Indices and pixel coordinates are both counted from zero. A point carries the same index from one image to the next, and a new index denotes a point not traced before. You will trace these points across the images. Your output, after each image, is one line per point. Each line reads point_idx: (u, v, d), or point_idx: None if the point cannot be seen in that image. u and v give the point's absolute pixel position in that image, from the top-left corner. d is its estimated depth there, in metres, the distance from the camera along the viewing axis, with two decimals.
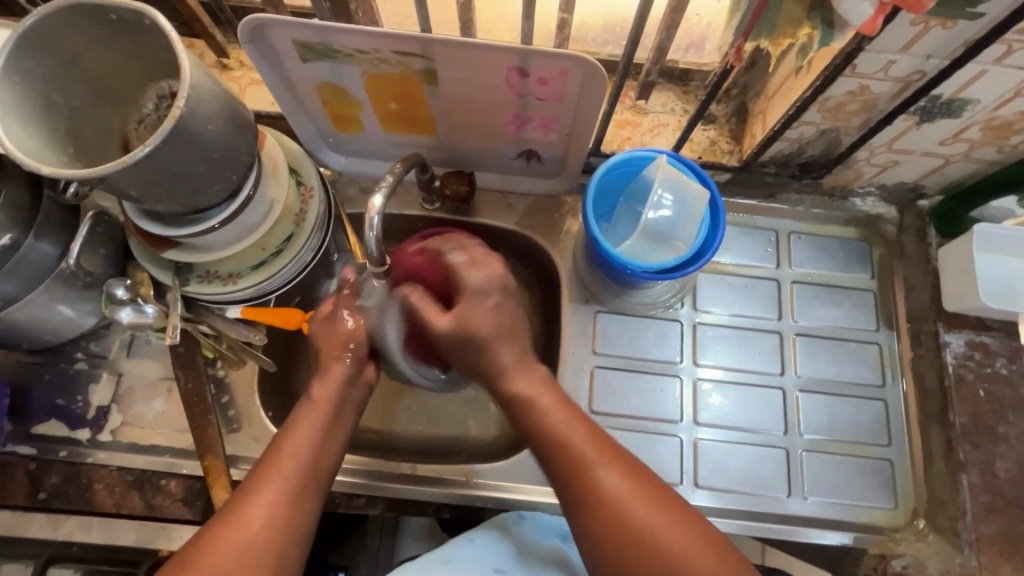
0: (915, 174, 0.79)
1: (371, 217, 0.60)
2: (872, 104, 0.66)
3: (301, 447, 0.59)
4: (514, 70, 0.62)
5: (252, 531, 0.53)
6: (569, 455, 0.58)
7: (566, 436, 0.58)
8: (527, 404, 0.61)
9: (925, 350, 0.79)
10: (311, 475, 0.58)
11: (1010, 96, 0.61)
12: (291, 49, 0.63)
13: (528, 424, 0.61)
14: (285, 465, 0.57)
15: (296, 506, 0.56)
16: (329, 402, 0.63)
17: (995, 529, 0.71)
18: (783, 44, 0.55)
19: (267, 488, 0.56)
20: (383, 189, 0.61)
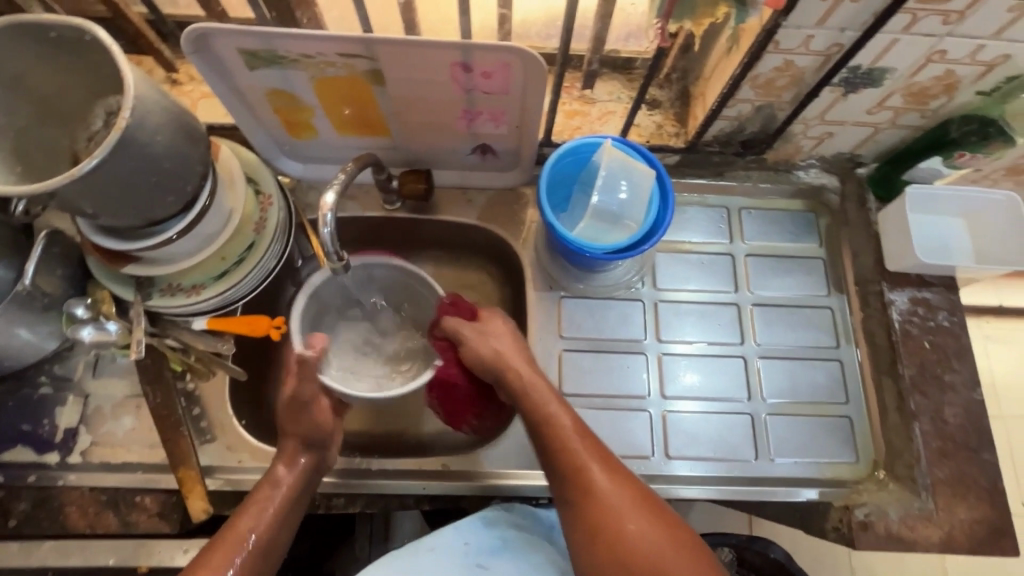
0: (850, 144, 0.83)
1: (324, 213, 0.61)
2: (800, 79, 0.69)
3: (257, 521, 0.64)
4: (458, 66, 0.64)
5: None
6: (572, 460, 0.63)
7: (570, 437, 0.65)
8: (541, 410, 0.67)
9: (873, 309, 0.83)
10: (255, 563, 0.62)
11: (923, 62, 0.66)
12: (237, 59, 0.64)
13: (538, 431, 0.67)
14: (234, 551, 0.61)
15: None
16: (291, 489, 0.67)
17: (948, 472, 0.74)
18: (705, 23, 0.59)
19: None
20: (336, 186, 0.62)
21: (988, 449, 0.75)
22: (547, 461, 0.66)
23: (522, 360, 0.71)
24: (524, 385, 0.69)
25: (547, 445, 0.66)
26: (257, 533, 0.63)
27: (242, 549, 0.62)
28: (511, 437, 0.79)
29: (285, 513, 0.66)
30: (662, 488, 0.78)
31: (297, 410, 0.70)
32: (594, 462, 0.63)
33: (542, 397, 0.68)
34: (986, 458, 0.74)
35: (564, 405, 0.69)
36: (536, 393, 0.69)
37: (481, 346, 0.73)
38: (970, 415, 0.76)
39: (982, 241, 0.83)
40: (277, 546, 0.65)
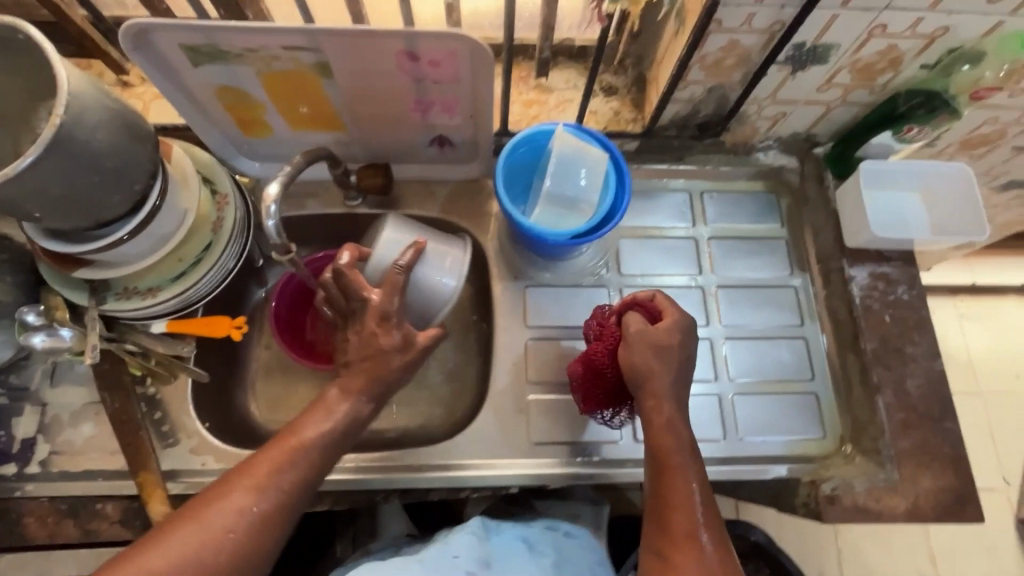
0: (804, 124, 0.84)
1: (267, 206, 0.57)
2: (747, 58, 0.70)
3: (311, 450, 0.59)
4: (404, 55, 0.64)
5: (213, 527, 0.53)
6: (674, 479, 0.61)
7: (682, 460, 0.62)
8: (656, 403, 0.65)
9: (835, 286, 0.84)
10: (293, 492, 0.58)
11: (865, 37, 0.66)
12: (180, 54, 0.63)
13: (650, 433, 0.64)
14: (276, 467, 0.57)
15: (266, 519, 0.56)
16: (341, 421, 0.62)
17: (912, 443, 0.75)
18: None
19: (242, 484, 0.56)
20: (279, 177, 0.58)
21: (951, 418, 0.75)
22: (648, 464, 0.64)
23: (664, 356, 0.66)
24: (654, 394, 0.65)
25: (658, 451, 0.63)
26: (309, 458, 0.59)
27: (291, 469, 0.58)
28: (479, 428, 0.78)
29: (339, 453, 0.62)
30: (633, 472, 0.77)
31: (383, 357, 0.63)
32: (691, 495, 0.60)
33: (675, 411, 0.65)
34: (949, 426, 0.75)
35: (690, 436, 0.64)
36: (670, 409, 0.65)
37: (641, 349, 0.66)
38: (932, 385, 0.77)
39: (938, 213, 0.84)
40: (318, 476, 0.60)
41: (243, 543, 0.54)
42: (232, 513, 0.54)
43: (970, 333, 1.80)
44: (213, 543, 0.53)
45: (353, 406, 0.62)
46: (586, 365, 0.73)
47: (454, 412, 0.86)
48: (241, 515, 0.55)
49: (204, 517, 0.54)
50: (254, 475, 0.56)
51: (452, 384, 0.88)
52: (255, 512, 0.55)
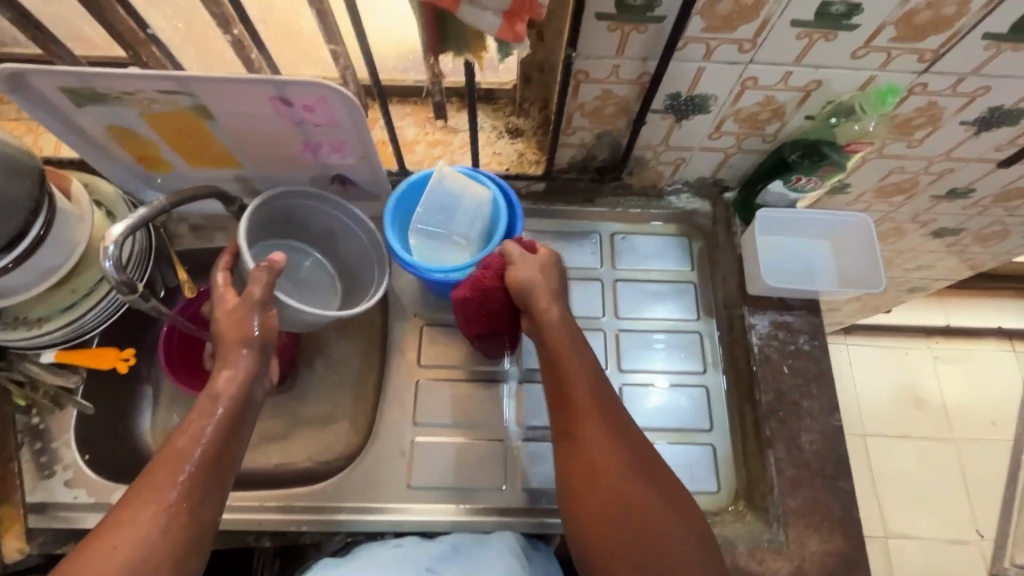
0: (708, 169, 0.84)
1: (106, 245, 0.58)
2: (626, 107, 0.70)
3: (213, 414, 0.58)
4: (278, 100, 0.66)
5: (125, 555, 0.49)
6: (592, 433, 0.60)
7: (594, 408, 0.62)
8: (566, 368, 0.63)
9: (737, 334, 0.82)
10: (204, 482, 0.55)
11: (740, 89, 0.66)
12: (61, 96, 0.65)
13: (557, 390, 0.63)
14: (179, 468, 0.54)
15: (182, 519, 0.53)
16: (234, 398, 0.59)
17: (801, 502, 0.72)
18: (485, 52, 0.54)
19: (145, 506, 0.52)
20: (129, 218, 0.59)
21: (845, 477, 0.73)
22: (561, 422, 0.63)
23: (554, 302, 0.67)
24: (556, 347, 0.64)
25: (566, 411, 0.62)
26: (219, 422, 0.58)
27: (203, 444, 0.56)
28: (361, 468, 0.77)
29: (246, 409, 0.60)
30: (515, 521, 0.75)
31: (240, 313, 0.63)
32: (619, 444, 0.60)
33: (573, 356, 0.64)
34: (841, 486, 0.72)
35: (596, 377, 0.64)
36: (570, 356, 0.64)
37: (529, 271, 0.67)
38: (827, 442, 0.74)
39: (843, 262, 0.83)
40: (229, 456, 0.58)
41: (179, 525, 0.52)
42: (152, 510, 0.52)
43: (945, 379, 1.73)
44: (143, 542, 0.50)
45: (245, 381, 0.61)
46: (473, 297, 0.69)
47: (349, 450, 0.85)
48: (154, 531, 0.51)
49: (124, 527, 0.51)
50: (166, 467, 0.54)
51: (351, 420, 0.87)
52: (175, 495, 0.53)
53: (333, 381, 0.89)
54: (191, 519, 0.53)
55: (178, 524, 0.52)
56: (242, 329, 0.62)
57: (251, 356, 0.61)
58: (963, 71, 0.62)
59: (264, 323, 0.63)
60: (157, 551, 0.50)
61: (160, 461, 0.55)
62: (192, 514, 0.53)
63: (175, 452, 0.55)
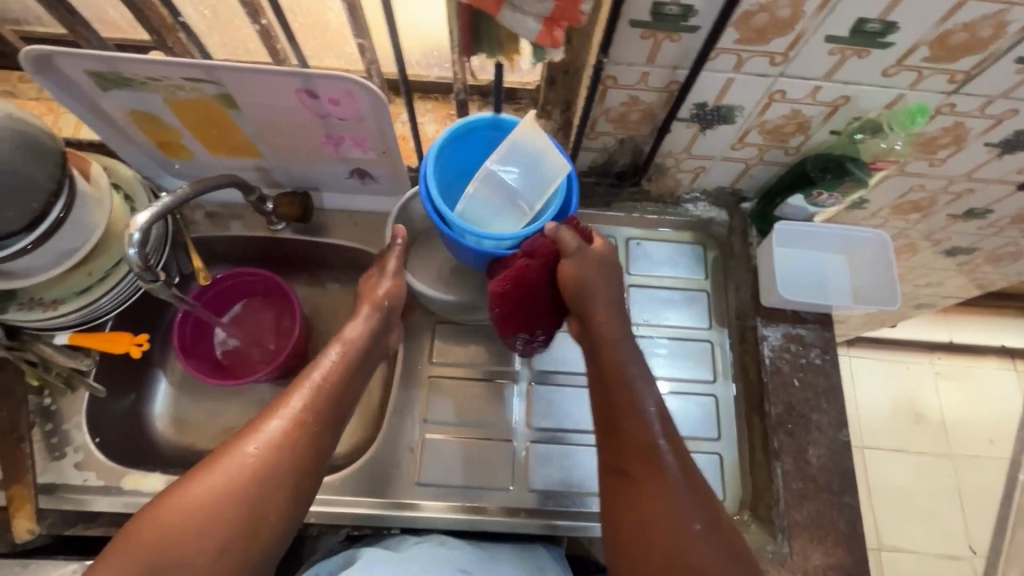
0: (728, 179, 0.84)
1: (130, 233, 0.58)
2: (651, 114, 0.70)
3: (298, 400, 0.60)
4: (303, 93, 0.65)
5: (196, 513, 0.52)
6: (638, 436, 0.62)
7: (644, 411, 0.63)
8: (631, 379, 0.65)
9: (749, 345, 0.82)
10: (281, 466, 0.56)
11: (767, 101, 0.66)
12: (87, 80, 0.65)
13: (608, 396, 0.65)
14: (261, 442, 0.56)
15: (253, 497, 0.54)
16: (324, 387, 0.62)
17: (807, 515, 0.72)
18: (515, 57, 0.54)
19: (221, 472, 0.54)
20: (153, 206, 0.59)
21: (850, 493, 0.73)
22: (609, 426, 0.64)
23: (608, 309, 0.67)
24: (612, 360, 0.66)
25: (613, 416, 0.64)
26: (308, 403, 0.60)
27: (307, 406, 0.59)
28: (368, 463, 0.77)
29: (352, 380, 0.64)
30: (521, 522, 0.76)
31: (372, 282, 0.72)
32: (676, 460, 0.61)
33: (625, 361, 0.66)
34: (847, 501, 0.73)
35: (647, 382, 0.65)
36: (623, 362, 0.66)
37: (582, 267, 0.67)
38: (835, 457, 0.75)
39: (857, 278, 0.83)
40: (310, 447, 0.58)
41: (269, 484, 0.55)
42: (227, 477, 0.54)
43: (946, 395, 1.74)
44: (238, 488, 0.54)
45: (336, 366, 0.64)
46: (517, 282, 0.67)
47: (356, 444, 0.85)
48: (225, 502, 0.53)
49: (201, 478, 0.54)
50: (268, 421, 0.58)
51: (359, 414, 0.87)
52: (270, 450, 0.56)
53: None
54: (256, 501, 0.54)
55: (243, 501, 0.54)
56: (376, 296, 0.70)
57: (377, 321, 0.69)
58: (993, 93, 0.62)
59: (393, 290, 0.71)
60: (219, 520, 0.52)
61: (268, 413, 0.59)
62: (285, 474, 0.56)
63: (264, 420, 0.58)
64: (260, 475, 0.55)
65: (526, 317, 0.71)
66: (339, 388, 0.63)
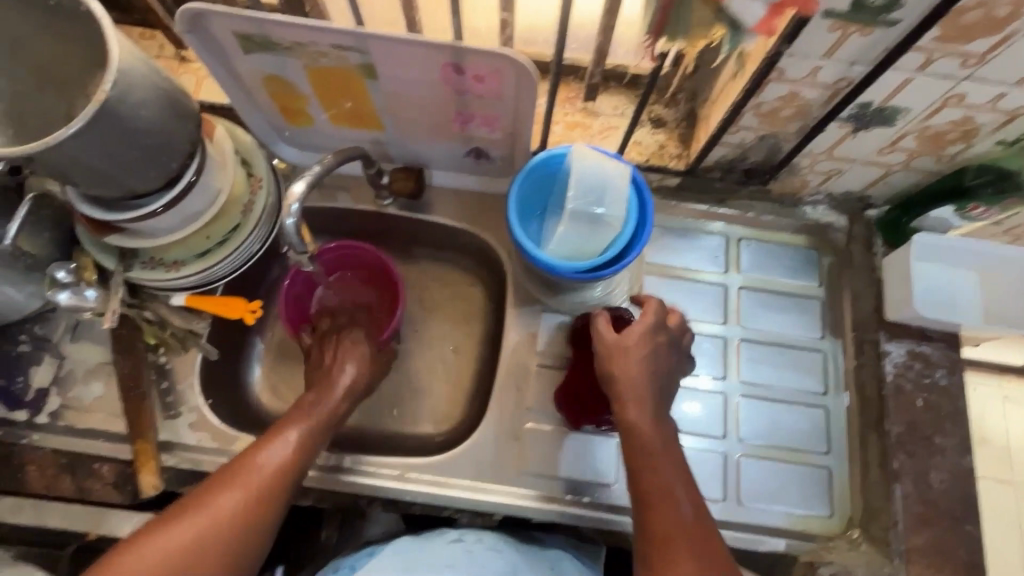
0: (859, 184, 0.80)
1: (289, 204, 0.57)
2: (806, 111, 0.66)
3: (289, 439, 0.65)
4: (449, 67, 0.63)
5: (170, 543, 0.56)
6: (662, 515, 0.58)
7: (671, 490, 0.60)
8: (653, 470, 0.61)
9: (867, 359, 0.79)
10: (256, 505, 0.60)
11: (939, 106, 0.62)
12: (233, 41, 0.64)
13: (637, 489, 0.61)
14: (245, 480, 0.60)
15: (225, 533, 0.58)
16: (309, 430, 0.66)
17: (925, 540, 0.70)
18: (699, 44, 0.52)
19: (202, 507, 0.58)
20: (306, 175, 0.57)
21: (972, 521, 0.71)
22: (633, 501, 0.61)
23: (642, 400, 0.64)
24: (637, 448, 0.62)
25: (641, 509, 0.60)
26: (294, 443, 0.65)
27: (294, 448, 0.64)
28: (473, 447, 0.77)
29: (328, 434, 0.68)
30: (621, 518, 0.75)
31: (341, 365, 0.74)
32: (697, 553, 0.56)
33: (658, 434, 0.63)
34: (969, 529, 0.70)
35: (676, 471, 0.61)
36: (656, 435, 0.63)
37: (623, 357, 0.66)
38: (957, 483, 0.72)
39: (993, 299, 0.79)
40: (287, 491, 0.62)
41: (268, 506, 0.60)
42: (208, 510, 0.58)
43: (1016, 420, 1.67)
44: (217, 526, 0.58)
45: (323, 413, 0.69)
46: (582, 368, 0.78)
47: (452, 425, 0.85)
48: (200, 535, 0.57)
49: (186, 514, 0.57)
50: (271, 446, 0.63)
51: (453, 397, 0.87)
52: (271, 473, 0.62)
53: (438, 354, 0.89)
54: (226, 536, 0.58)
55: (216, 535, 0.57)
56: (341, 364, 0.74)
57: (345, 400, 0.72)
58: None
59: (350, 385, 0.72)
60: (191, 550, 0.56)
61: (260, 452, 0.63)
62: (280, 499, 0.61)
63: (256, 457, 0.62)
64: (241, 512, 0.59)
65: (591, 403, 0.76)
66: (317, 437, 0.67)
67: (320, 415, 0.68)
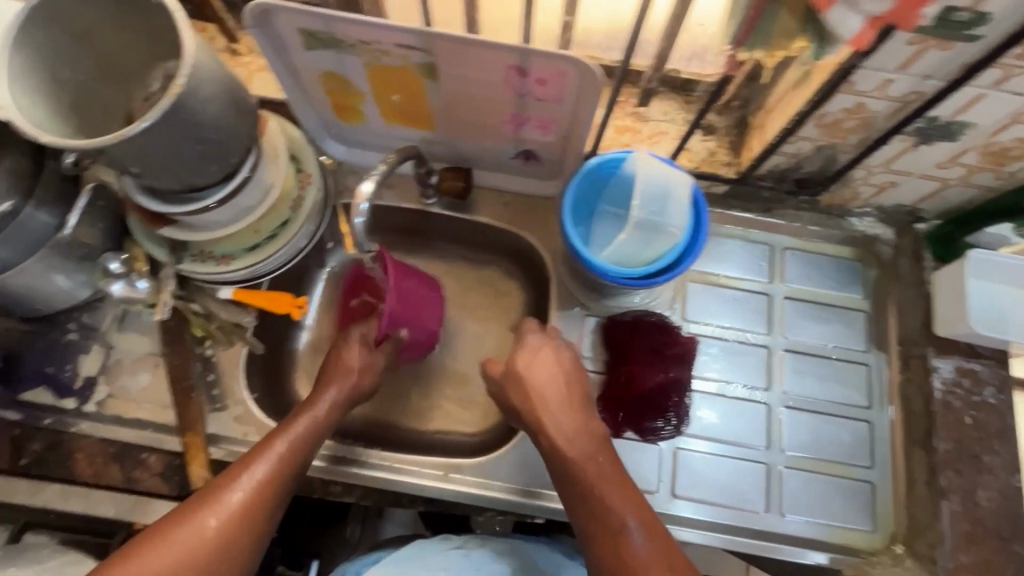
0: (912, 197, 0.79)
1: (360, 204, 0.60)
2: (870, 122, 0.65)
3: (256, 471, 0.62)
4: (513, 70, 0.63)
5: None
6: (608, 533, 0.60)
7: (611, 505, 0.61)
8: (599, 498, 0.62)
9: (914, 374, 0.79)
10: (218, 542, 0.58)
11: (1006, 123, 0.60)
12: (296, 37, 0.64)
13: (588, 518, 0.62)
14: (206, 517, 0.58)
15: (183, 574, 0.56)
16: (279, 457, 0.63)
17: (972, 559, 0.70)
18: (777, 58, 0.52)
19: (161, 548, 0.56)
20: (375, 177, 0.61)
21: (1021, 541, 0.70)
22: (584, 532, 0.62)
23: (571, 418, 0.68)
24: (578, 476, 0.64)
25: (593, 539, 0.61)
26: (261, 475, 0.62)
27: (260, 480, 0.61)
28: (516, 449, 0.76)
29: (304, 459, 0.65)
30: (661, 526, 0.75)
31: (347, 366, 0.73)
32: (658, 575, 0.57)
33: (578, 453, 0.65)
34: (1017, 550, 0.70)
35: (626, 493, 0.62)
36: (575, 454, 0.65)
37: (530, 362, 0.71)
38: (1005, 502, 0.72)
39: None
40: (256, 525, 0.60)
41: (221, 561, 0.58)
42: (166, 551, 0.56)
43: None
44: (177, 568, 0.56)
45: (302, 437, 0.66)
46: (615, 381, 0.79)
47: (490, 427, 0.85)
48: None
49: (145, 553, 0.56)
50: (217, 505, 0.59)
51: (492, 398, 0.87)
52: (215, 532, 0.58)
53: (476, 355, 0.89)
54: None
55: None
56: (345, 368, 0.73)
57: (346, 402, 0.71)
58: None
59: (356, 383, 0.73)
60: None
61: (224, 484, 0.61)
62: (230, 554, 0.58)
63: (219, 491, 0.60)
64: (203, 552, 0.57)
65: (636, 409, 0.77)
66: (291, 466, 0.64)
67: (295, 439, 0.65)
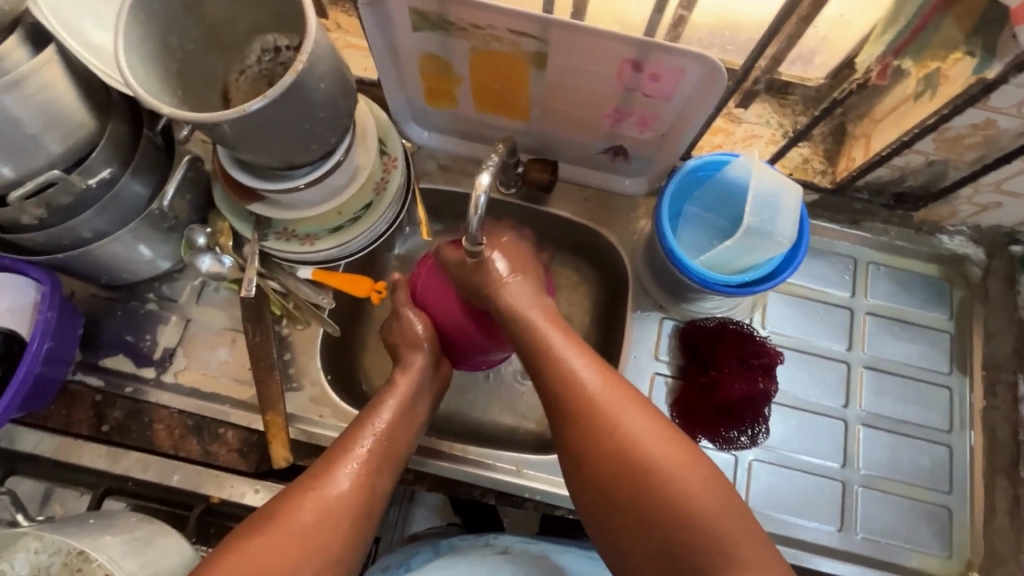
0: (1013, 219, 0.76)
1: (479, 195, 0.58)
2: (993, 141, 0.63)
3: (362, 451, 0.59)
4: (628, 63, 0.61)
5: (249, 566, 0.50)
6: (593, 436, 0.56)
7: (596, 397, 0.57)
8: (573, 375, 0.58)
9: (1001, 401, 0.77)
10: (335, 521, 0.55)
11: None
12: (406, 18, 0.62)
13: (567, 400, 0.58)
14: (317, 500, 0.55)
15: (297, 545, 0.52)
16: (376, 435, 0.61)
17: None
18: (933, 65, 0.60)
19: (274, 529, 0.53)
20: (491, 168, 0.60)
21: None
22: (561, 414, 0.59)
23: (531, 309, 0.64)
24: (550, 359, 0.60)
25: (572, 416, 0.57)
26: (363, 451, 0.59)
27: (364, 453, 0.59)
28: None
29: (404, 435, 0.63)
30: None
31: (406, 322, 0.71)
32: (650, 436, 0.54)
33: (536, 357, 0.61)
34: None
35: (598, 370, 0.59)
36: (543, 350, 0.61)
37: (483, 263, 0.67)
38: None
39: None
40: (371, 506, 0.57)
41: (314, 551, 0.53)
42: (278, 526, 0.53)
43: None
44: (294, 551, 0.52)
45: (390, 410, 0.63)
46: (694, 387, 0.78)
47: None
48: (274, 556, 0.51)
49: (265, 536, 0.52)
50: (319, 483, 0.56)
51: None
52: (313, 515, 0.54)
53: None
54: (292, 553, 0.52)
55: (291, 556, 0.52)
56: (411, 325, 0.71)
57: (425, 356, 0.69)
58: None
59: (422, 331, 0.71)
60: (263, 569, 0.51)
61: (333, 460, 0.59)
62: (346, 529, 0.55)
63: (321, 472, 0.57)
64: (319, 529, 0.54)
65: (716, 417, 0.76)
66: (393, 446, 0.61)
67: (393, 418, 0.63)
